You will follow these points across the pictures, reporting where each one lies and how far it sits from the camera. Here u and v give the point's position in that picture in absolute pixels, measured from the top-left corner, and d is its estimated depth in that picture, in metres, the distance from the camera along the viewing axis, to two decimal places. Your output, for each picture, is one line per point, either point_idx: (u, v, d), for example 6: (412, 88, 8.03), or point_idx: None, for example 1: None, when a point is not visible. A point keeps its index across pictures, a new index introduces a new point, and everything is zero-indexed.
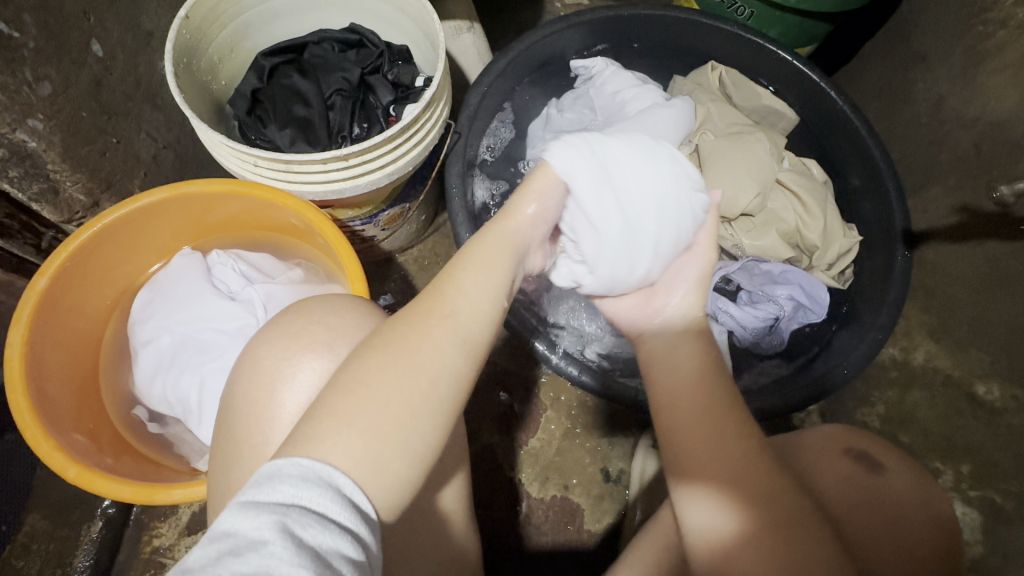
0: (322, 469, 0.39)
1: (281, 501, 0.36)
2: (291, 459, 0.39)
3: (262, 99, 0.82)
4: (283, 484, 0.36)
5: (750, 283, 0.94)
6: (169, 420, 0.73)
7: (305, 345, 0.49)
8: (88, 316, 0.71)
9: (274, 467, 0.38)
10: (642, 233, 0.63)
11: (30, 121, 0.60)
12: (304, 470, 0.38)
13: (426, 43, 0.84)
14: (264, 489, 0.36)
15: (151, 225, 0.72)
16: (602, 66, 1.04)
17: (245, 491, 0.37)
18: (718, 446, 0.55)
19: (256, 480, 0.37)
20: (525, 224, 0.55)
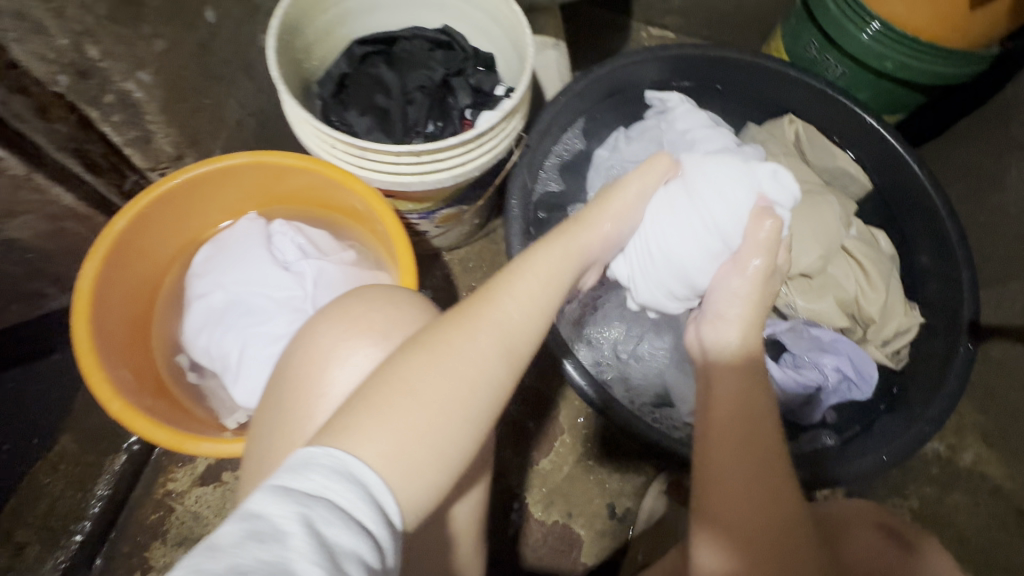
0: (355, 465, 0.39)
1: (310, 491, 0.36)
2: (323, 450, 0.39)
3: (348, 84, 0.85)
4: (314, 473, 0.37)
5: (795, 345, 0.90)
6: (207, 373, 0.76)
7: (359, 330, 0.50)
8: (152, 261, 0.75)
9: (309, 455, 0.38)
10: (682, 214, 0.74)
11: (139, 74, 0.64)
12: (336, 463, 0.38)
13: (512, 54, 0.85)
14: (292, 475, 0.36)
15: (225, 186, 0.76)
16: (676, 102, 1.03)
17: (276, 475, 0.37)
18: (741, 471, 0.53)
19: (290, 465, 0.37)
20: (591, 236, 0.64)
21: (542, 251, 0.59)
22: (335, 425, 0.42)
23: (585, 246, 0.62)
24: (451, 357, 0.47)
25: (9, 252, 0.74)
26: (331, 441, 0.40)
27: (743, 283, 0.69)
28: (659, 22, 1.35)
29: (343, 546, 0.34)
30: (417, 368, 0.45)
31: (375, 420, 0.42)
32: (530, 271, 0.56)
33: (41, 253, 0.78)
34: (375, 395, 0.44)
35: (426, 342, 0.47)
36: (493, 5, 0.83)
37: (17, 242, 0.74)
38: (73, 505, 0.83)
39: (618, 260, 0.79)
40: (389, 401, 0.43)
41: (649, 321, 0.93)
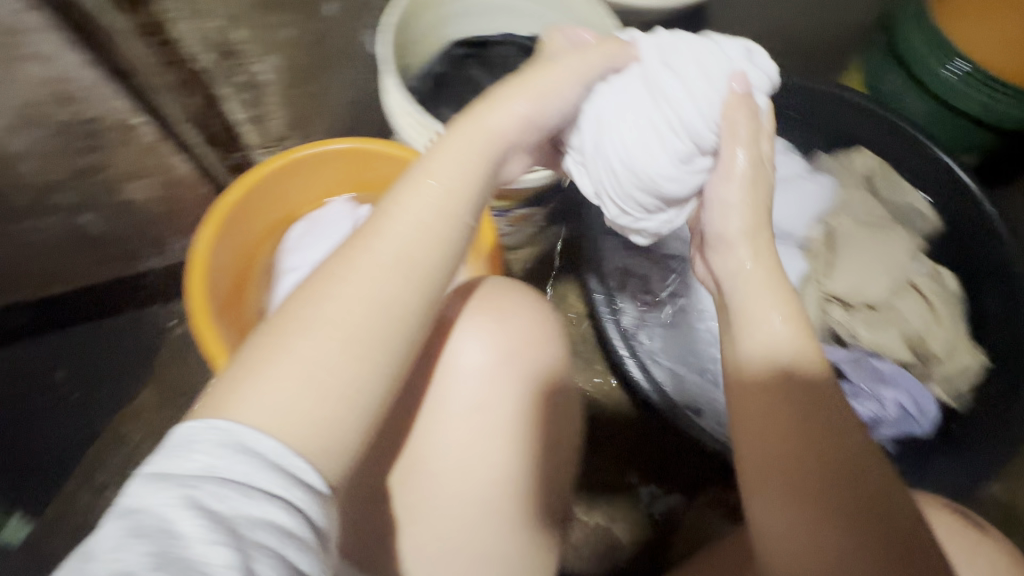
0: (242, 431, 0.37)
1: (194, 472, 0.35)
2: (206, 423, 0.37)
3: (444, 83, 0.89)
4: (195, 453, 0.35)
5: (855, 373, 0.89)
6: None
7: (481, 313, 0.61)
8: (252, 234, 0.80)
9: (191, 429, 0.37)
10: (645, 101, 0.59)
11: None
12: (218, 435, 0.36)
13: None
14: (175, 456, 0.35)
15: (324, 169, 0.81)
16: None
17: (159, 461, 0.36)
18: (782, 434, 0.47)
19: (169, 450, 0.36)
20: (513, 121, 0.54)
21: (439, 151, 0.51)
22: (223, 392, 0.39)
23: (495, 136, 0.53)
24: (339, 284, 0.43)
25: (124, 212, 0.80)
26: (214, 412, 0.38)
27: (733, 199, 0.61)
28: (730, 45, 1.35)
29: (250, 520, 0.34)
30: (304, 308, 0.42)
31: (271, 377, 0.39)
32: (453, 160, 0.51)
33: (149, 216, 0.84)
34: (275, 344, 0.41)
35: (338, 266, 0.44)
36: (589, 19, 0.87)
37: (133, 204, 0.80)
38: (148, 454, 0.89)
39: (573, 155, 0.65)
40: (289, 351, 0.40)
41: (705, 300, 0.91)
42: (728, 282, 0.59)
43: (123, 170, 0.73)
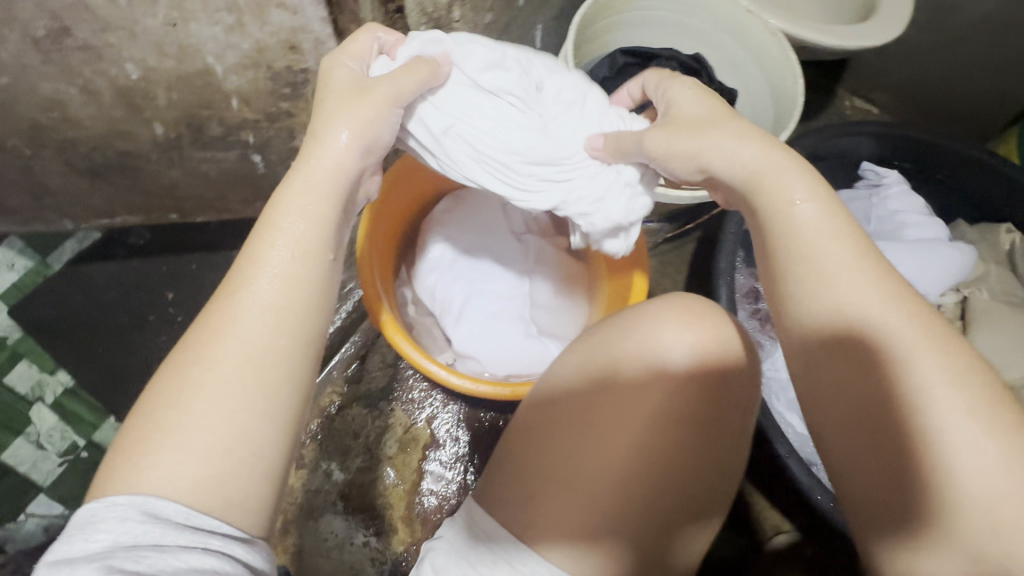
0: (145, 501, 0.40)
1: (101, 548, 0.38)
2: (106, 502, 0.40)
3: (606, 88, 0.90)
4: (101, 531, 0.39)
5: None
6: (423, 310, 0.84)
7: (694, 320, 0.58)
8: (402, 201, 0.82)
9: (88, 516, 0.40)
10: (486, 101, 0.58)
11: None
12: (121, 510, 0.40)
13: (767, 98, 0.89)
14: (78, 538, 0.39)
15: None
16: (894, 181, 1.02)
17: (68, 544, 0.39)
18: (838, 362, 0.48)
19: (74, 536, 0.39)
20: (343, 147, 0.51)
21: (289, 183, 0.50)
22: (120, 469, 0.41)
23: (333, 173, 0.51)
24: (208, 348, 0.44)
25: (289, 159, 0.84)
26: (114, 489, 0.41)
27: (705, 136, 0.53)
28: (865, 95, 1.32)
29: (167, 567, 0.38)
30: (181, 371, 0.44)
31: (165, 445, 0.42)
32: (305, 180, 0.50)
33: None
34: (158, 417, 0.43)
35: (223, 319, 0.46)
36: (766, 50, 0.87)
37: (300, 152, 0.83)
38: None
39: (440, 161, 0.60)
40: (178, 420, 0.43)
41: None
42: (747, 174, 0.52)
43: (306, 120, 0.76)
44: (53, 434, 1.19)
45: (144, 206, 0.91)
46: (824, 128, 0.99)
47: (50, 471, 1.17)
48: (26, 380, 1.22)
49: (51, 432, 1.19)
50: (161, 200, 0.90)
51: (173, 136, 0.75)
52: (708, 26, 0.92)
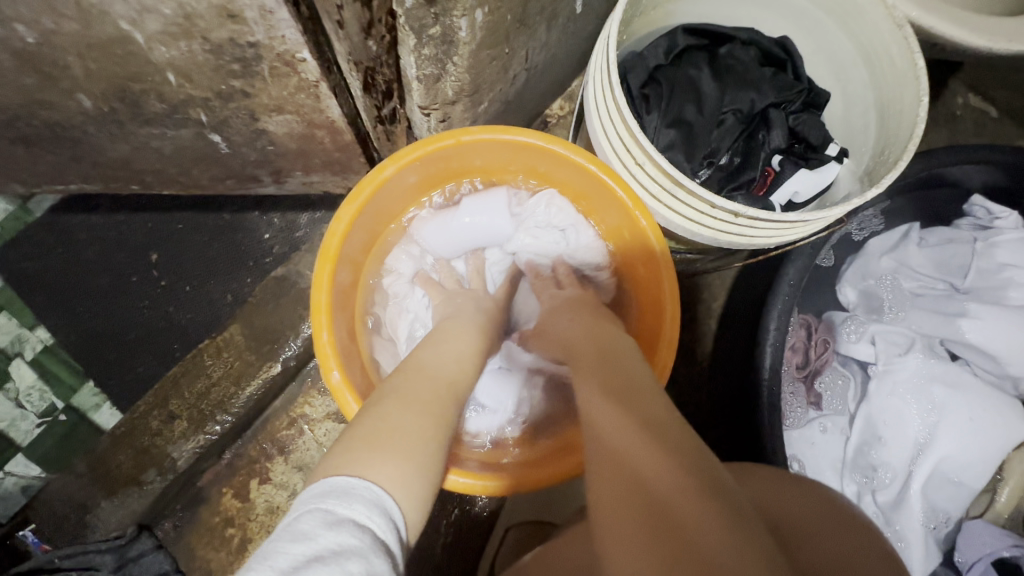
0: (384, 498, 0.40)
1: (356, 519, 0.37)
2: (363, 481, 0.40)
3: (658, 79, 0.70)
4: (358, 505, 0.38)
5: (970, 557, 0.71)
6: (387, 331, 0.73)
7: None
8: (381, 214, 0.67)
9: (348, 484, 0.39)
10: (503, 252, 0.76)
11: (477, 12, 0.54)
12: (375, 498, 0.39)
13: (866, 109, 0.68)
14: (339, 501, 0.38)
15: (480, 153, 0.67)
16: (1009, 225, 0.80)
17: (320, 500, 0.38)
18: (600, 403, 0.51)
19: (335, 492, 0.38)
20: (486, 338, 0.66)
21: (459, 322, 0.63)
22: (352, 456, 0.43)
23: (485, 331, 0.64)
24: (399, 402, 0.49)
25: (256, 141, 0.69)
26: (358, 469, 0.41)
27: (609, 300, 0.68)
28: (986, 92, 1.05)
29: None
30: (398, 412, 0.48)
31: (385, 454, 0.43)
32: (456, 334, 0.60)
33: (278, 149, 0.72)
34: (367, 430, 0.46)
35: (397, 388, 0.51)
36: (883, 47, 0.64)
37: (268, 134, 0.68)
38: (220, 397, 0.81)
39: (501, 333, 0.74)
40: (385, 437, 0.45)
41: (881, 402, 0.76)
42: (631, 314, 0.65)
43: (268, 101, 0.60)
44: (31, 394, 1.16)
45: (98, 176, 0.78)
46: (932, 150, 0.77)
47: (28, 432, 1.15)
48: (4, 334, 1.16)
49: (30, 392, 1.16)
50: (116, 173, 0.77)
51: (107, 110, 0.61)
52: (807, 2, 0.68)
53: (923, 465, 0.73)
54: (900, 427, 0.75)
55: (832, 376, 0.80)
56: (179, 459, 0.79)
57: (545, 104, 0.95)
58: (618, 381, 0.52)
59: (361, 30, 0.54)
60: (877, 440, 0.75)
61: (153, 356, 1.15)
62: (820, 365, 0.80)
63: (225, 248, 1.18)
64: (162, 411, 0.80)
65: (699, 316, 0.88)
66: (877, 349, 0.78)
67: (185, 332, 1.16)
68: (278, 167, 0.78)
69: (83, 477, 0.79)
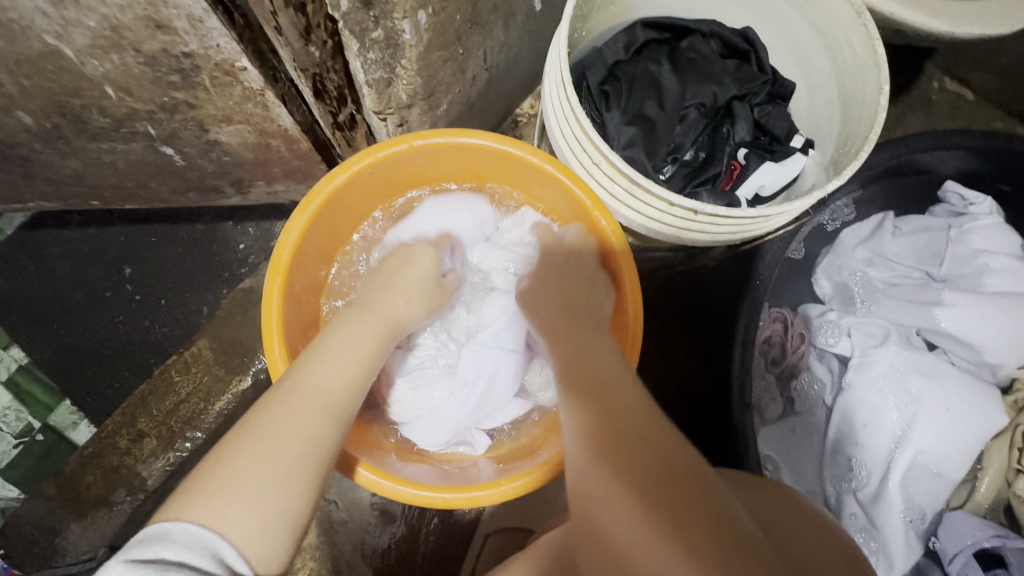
0: (208, 535, 0.40)
1: (163, 560, 0.37)
2: (182, 522, 0.40)
3: (618, 75, 0.69)
4: (166, 547, 0.38)
5: (951, 548, 0.70)
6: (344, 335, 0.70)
7: None
8: (340, 224, 0.67)
9: (162, 529, 0.39)
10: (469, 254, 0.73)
11: (420, 14, 0.52)
12: (189, 536, 0.39)
13: (831, 98, 0.67)
14: (148, 548, 0.38)
15: (436, 160, 0.66)
16: (984, 211, 0.79)
17: (129, 549, 0.38)
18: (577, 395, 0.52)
19: (143, 540, 0.38)
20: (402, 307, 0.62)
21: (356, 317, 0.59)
22: (186, 495, 0.42)
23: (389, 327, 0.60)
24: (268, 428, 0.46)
25: (210, 152, 0.67)
26: (183, 509, 0.41)
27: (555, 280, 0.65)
28: (962, 75, 1.04)
29: None
30: (250, 442, 0.45)
31: (232, 498, 0.42)
32: (348, 337, 0.56)
33: (235, 160, 0.71)
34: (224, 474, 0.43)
35: (267, 414, 0.47)
36: (843, 34, 0.62)
37: (221, 145, 0.66)
38: (189, 413, 0.80)
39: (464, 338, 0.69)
40: (238, 475, 0.43)
41: (853, 395, 0.75)
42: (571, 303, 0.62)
43: (215, 112, 0.59)
44: None
45: (55, 193, 0.76)
46: (899, 138, 0.76)
47: None
48: None
49: None
50: (72, 189, 0.75)
51: (50, 126, 0.59)
52: None
53: (900, 458, 0.72)
54: (877, 419, 0.74)
55: (807, 370, 0.80)
56: (149, 478, 0.78)
57: (514, 103, 0.94)
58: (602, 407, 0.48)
59: (300, 37, 0.52)
60: (850, 434, 0.75)
61: (130, 371, 1.13)
62: (796, 359, 0.80)
63: (201, 259, 1.16)
64: (130, 429, 0.79)
65: None
66: (850, 342, 0.77)
67: (162, 346, 1.14)
68: (238, 178, 0.76)
69: (52, 500, 0.77)
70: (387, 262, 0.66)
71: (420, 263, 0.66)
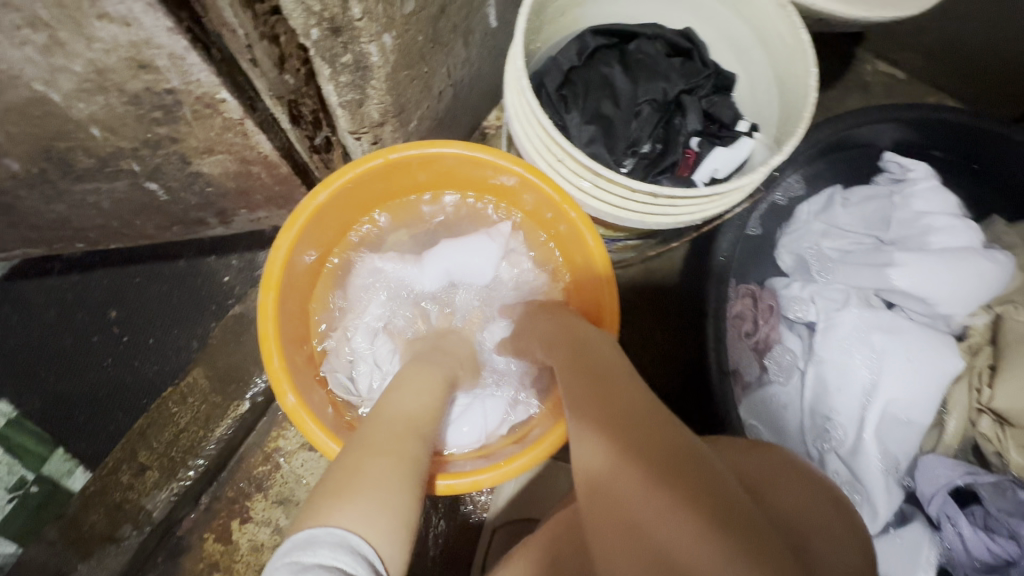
0: (355, 538, 0.40)
1: (323, 564, 0.38)
2: (327, 529, 0.40)
3: (573, 80, 0.74)
4: (323, 549, 0.39)
5: (929, 490, 0.75)
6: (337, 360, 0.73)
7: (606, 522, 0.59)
8: (324, 239, 0.70)
9: (311, 534, 0.40)
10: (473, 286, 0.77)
11: (384, 37, 0.57)
12: (339, 539, 0.40)
13: (769, 83, 0.73)
14: (302, 553, 0.38)
15: (412, 172, 0.70)
16: (920, 176, 0.86)
17: (287, 554, 0.39)
18: (584, 392, 0.53)
19: (298, 545, 0.39)
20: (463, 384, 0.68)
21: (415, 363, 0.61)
22: (319, 507, 0.42)
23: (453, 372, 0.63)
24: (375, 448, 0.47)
25: (193, 184, 0.70)
26: (320, 519, 0.41)
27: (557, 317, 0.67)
28: (891, 57, 1.12)
29: None
30: (376, 458, 0.46)
31: (359, 504, 0.42)
32: (417, 375, 0.58)
33: (217, 190, 0.74)
34: (353, 483, 0.44)
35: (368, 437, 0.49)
36: (771, 25, 0.68)
37: (204, 176, 0.69)
38: (189, 441, 0.81)
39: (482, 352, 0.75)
40: (367, 485, 0.44)
41: (824, 356, 0.80)
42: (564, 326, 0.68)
43: (197, 144, 0.62)
44: None
45: (40, 238, 0.78)
46: (837, 115, 0.82)
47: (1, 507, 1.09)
48: None
49: None
50: (58, 233, 0.77)
51: (36, 171, 0.61)
52: None
53: (873, 410, 0.77)
54: (848, 376, 0.79)
55: (778, 338, 0.84)
56: (154, 510, 0.79)
57: (480, 116, 0.98)
58: (612, 402, 0.49)
59: (275, 66, 0.56)
60: (825, 393, 0.79)
61: (123, 413, 1.13)
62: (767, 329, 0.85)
63: (186, 295, 1.17)
64: (130, 465, 0.79)
65: (653, 298, 0.91)
66: (814, 308, 0.83)
67: (153, 384, 1.14)
68: (221, 208, 0.79)
69: (55, 544, 0.77)
70: (427, 340, 0.70)
71: (459, 340, 0.71)
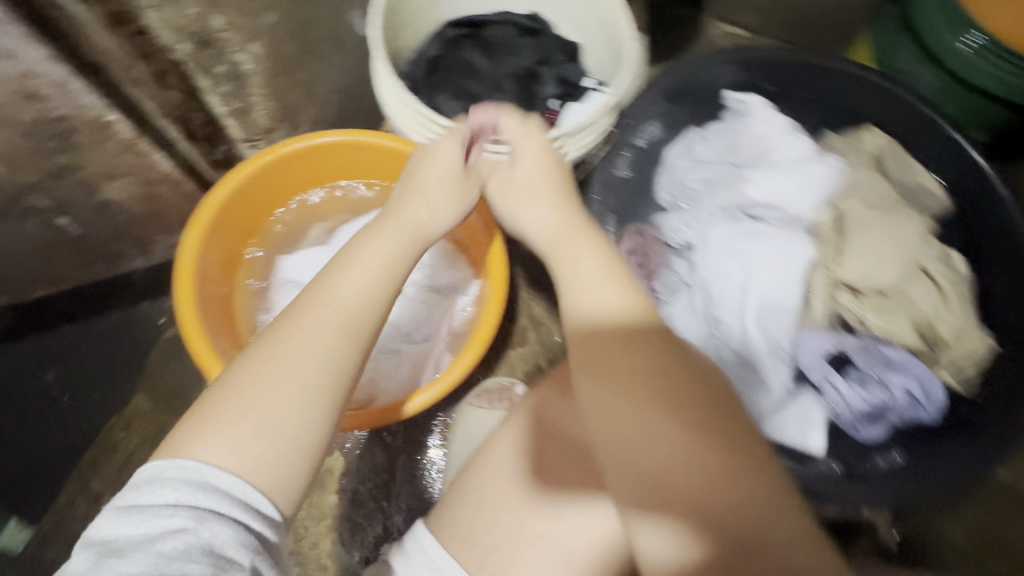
0: (207, 472, 0.46)
1: (165, 503, 0.44)
2: (175, 463, 0.46)
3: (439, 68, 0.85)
4: (165, 489, 0.44)
5: (808, 359, 0.88)
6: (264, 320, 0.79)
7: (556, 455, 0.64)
8: (236, 239, 0.78)
9: (158, 471, 0.45)
10: None
11: (251, 47, 0.66)
12: (187, 475, 0.45)
13: (603, 44, 0.86)
14: (146, 492, 0.44)
15: (306, 167, 0.78)
16: (755, 106, 1.01)
17: (129, 496, 0.45)
18: (640, 393, 0.49)
19: (140, 485, 0.45)
20: (439, 217, 0.65)
21: (364, 246, 0.60)
22: (182, 439, 0.48)
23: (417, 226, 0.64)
24: (267, 363, 0.51)
25: (103, 213, 0.76)
26: (177, 453, 0.47)
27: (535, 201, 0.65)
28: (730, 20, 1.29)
29: (222, 536, 0.43)
30: (259, 369, 0.51)
31: (230, 432, 0.48)
32: (361, 269, 0.58)
33: (129, 217, 0.79)
34: (228, 404, 0.49)
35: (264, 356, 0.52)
36: None
37: (112, 203, 0.75)
38: None
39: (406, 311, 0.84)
40: (253, 409, 0.49)
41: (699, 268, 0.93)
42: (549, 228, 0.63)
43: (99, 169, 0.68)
44: None
45: None
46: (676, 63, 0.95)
47: None
48: None
49: None
50: None
51: None
52: None
53: (747, 302, 0.89)
54: (721, 280, 0.92)
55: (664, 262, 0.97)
56: None
57: None
58: (675, 405, 0.48)
59: None
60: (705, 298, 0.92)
61: None
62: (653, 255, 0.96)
63: None
64: None
65: None
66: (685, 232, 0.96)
67: None
68: (138, 237, 0.84)
69: None
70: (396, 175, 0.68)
71: (441, 155, 0.67)
